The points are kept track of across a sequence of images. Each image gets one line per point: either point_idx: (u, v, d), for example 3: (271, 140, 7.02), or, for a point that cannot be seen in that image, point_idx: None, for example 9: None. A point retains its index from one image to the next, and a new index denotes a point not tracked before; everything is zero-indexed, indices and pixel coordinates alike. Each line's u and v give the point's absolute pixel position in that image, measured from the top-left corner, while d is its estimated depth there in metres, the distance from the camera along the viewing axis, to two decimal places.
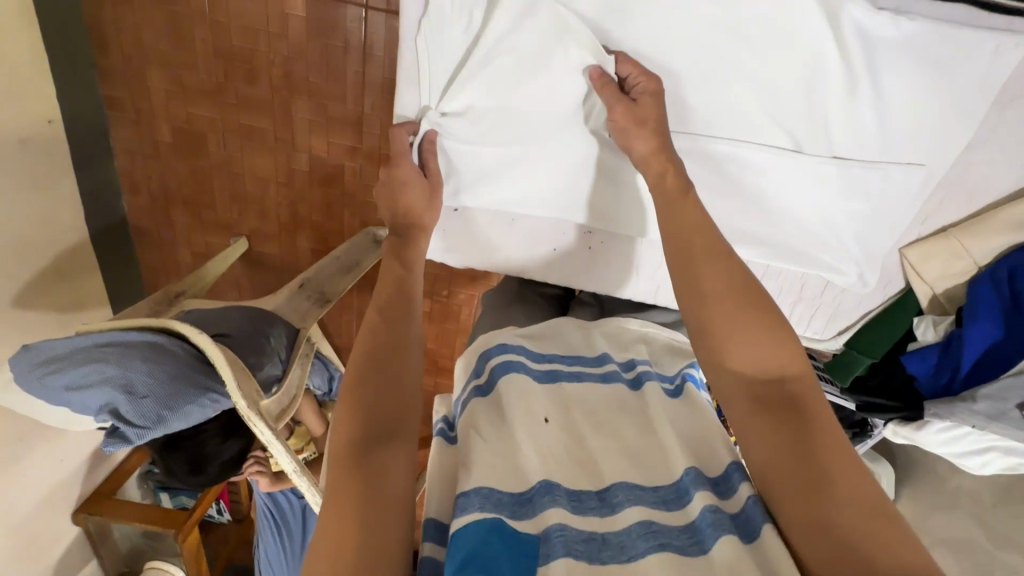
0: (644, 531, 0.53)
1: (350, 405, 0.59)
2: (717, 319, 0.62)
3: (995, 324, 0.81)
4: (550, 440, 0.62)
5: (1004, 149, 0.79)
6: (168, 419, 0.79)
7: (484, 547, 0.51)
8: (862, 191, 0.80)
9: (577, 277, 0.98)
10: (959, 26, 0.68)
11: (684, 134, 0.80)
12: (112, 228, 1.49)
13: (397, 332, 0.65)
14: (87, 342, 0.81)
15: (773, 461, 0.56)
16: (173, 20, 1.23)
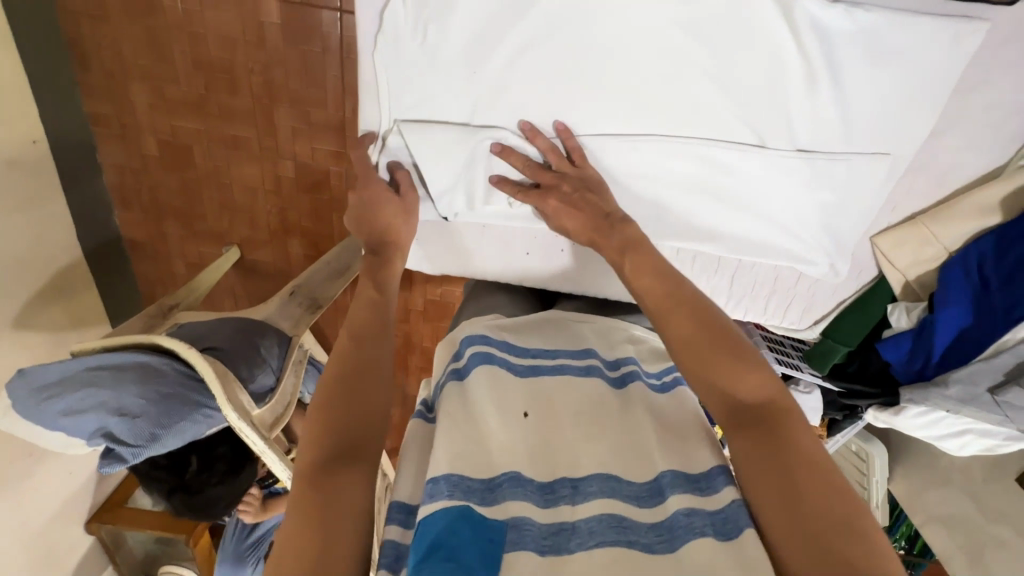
0: (615, 525, 0.55)
1: (319, 426, 0.61)
2: (681, 351, 0.64)
3: (966, 309, 0.82)
4: (525, 434, 0.64)
5: (982, 132, 0.78)
6: (162, 437, 0.81)
7: (451, 533, 0.53)
8: (829, 184, 0.80)
9: (553, 280, 0.95)
10: (916, 16, 0.68)
11: (653, 133, 0.80)
12: (106, 243, 1.51)
13: (372, 358, 0.66)
14: (80, 366, 0.83)
15: (760, 480, 0.56)
16: (151, 34, 1.23)
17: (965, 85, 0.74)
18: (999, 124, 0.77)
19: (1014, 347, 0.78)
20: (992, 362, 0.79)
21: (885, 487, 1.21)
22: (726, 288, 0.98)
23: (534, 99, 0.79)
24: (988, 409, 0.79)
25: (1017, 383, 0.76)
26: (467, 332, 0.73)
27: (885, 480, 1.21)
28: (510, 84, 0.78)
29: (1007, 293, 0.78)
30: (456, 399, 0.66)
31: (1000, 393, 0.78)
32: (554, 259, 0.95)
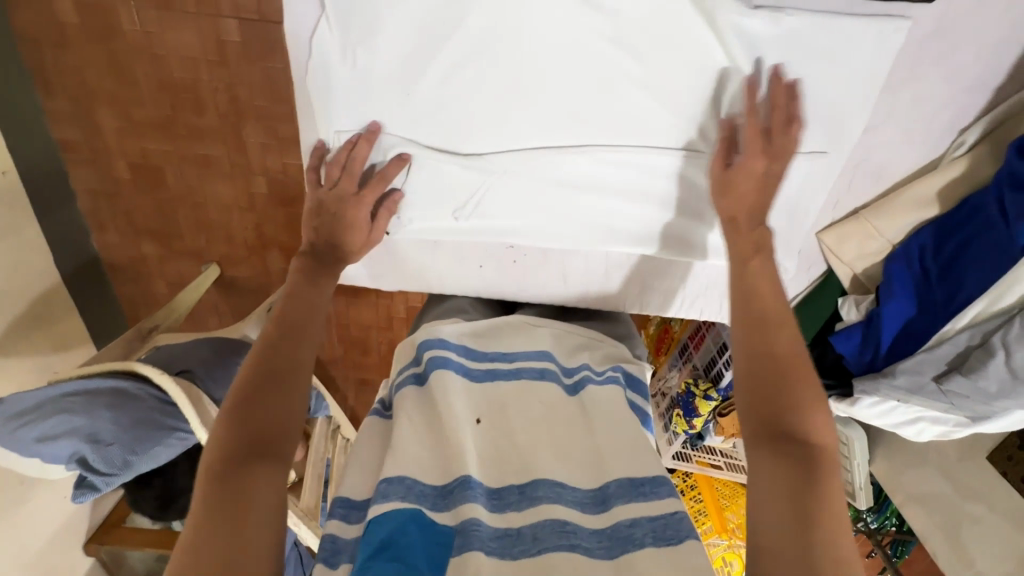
0: (558, 530, 0.58)
1: (230, 422, 0.59)
2: (753, 353, 0.61)
3: (910, 302, 0.85)
4: (480, 440, 0.67)
5: (925, 121, 0.79)
6: (134, 463, 0.83)
7: (401, 534, 0.56)
8: None
9: (508, 289, 0.94)
10: (836, 15, 0.68)
11: (592, 143, 0.79)
12: (84, 267, 1.51)
13: (296, 358, 0.65)
14: (54, 393, 0.83)
15: (769, 498, 0.53)
16: (114, 57, 1.23)
17: (904, 77, 0.75)
18: (937, 112, 0.78)
19: (954, 337, 0.79)
20: (934, 353, 0.80)
21: (867, 468, 1.23)
22: (681, 292, 0.98)
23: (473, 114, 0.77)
24: (935, 398, 0.80)
25: (959, 372, 0.77)
26: (424, 335, 0.75)
27: (866, 462, 1.23)
28: (448, 102, 0.76)
29: (944, 285, 0.81)
30: (413, 403, 0.70)
31: (944, 382, 0.79)
32: (506, 271, 0.93)
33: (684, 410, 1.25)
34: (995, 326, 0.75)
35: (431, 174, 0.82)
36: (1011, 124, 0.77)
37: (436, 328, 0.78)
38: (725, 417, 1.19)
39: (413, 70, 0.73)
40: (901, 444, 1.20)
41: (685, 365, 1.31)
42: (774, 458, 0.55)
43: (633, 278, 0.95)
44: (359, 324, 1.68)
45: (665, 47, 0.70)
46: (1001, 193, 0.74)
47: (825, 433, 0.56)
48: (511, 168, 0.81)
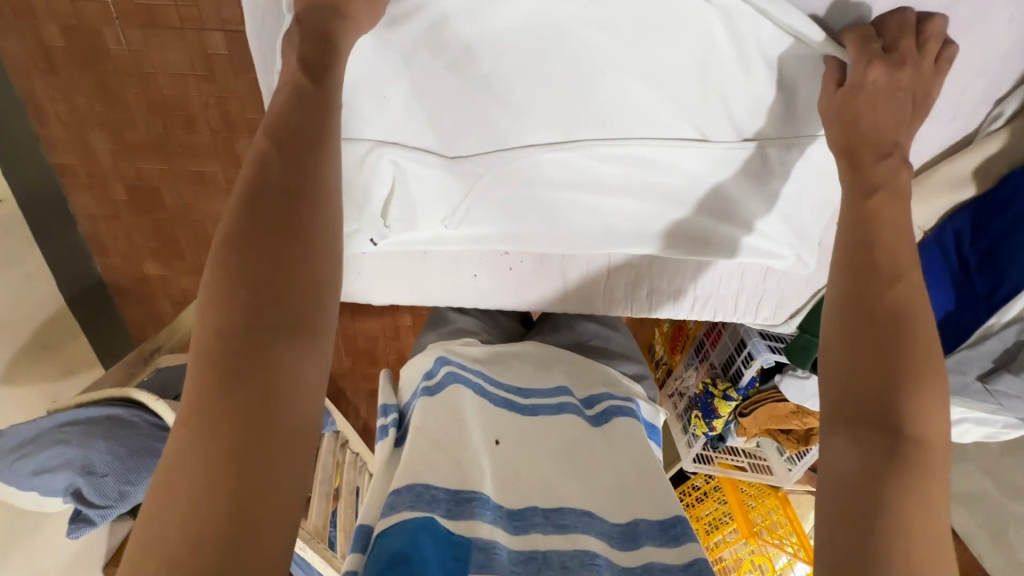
0: (588, 561, 0.55)
1: (234, 281, 0.46)
2: (860, 297, 0.52)
3: (951, 294, 0.83)
4: (501, 460, 0.65)
5: (951, 95, 0.73)
6: (131, 493, 0.79)
7: (412, 545, 0.51)
8: (785, 171, 0.75)
9: (506, 297, 0.93)
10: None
11: (585, 137, 0.74)
12: (89, 291, 1.50)
13: (315, 200, 0.50)
14: (50, 423, 0.82)
15: (835, 469, 0.47)
16: (102, 79, 1.21)
17: None
18: (964, 85, 0.72)
19: (999, 334, 0.83)
20: (977, 350, 0.84)
21: None
22: (688, 291, 0.93)
23: (456, 122, 0.73)
24: (979, 397, 0.85)
25: (1009, 370, 0.83)
26: (435, 356, 0.76)
27: None
28: (431, 104, 0.71)
29: (986, 276, 0.80)
30: (432, 408, 0.67)
31: (990, 382, 0.84)
32: (503, 279, 0.92)
33: (703, 412, 1.19)
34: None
35: (412, 181, 0.77)
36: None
37: (451, 348, 0.80)
38: (746, 417, 1.13)
39: (391, 68, 0.68)
40: None
41: (702, 364, 1.25)
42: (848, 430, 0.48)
43: (637, 281, 0.92)
44: (366, 335, 1.66)
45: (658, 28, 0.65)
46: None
47: (930, 425, 0.46)
48: (499, 170, 0.77)
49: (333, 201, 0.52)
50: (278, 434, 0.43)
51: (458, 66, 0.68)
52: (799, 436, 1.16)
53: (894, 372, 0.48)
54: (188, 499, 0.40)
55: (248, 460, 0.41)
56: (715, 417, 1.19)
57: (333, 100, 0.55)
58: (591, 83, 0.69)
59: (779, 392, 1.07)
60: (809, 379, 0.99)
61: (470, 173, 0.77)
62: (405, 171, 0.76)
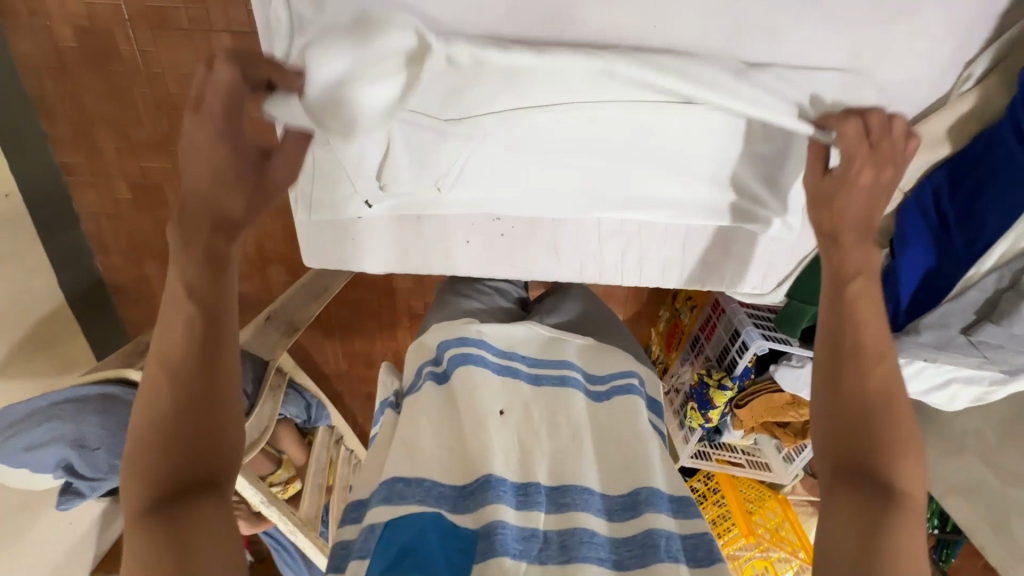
0: (586, 539, 0.64)
1: (139, 466, 0.56)
2: (847, 360, 0.62)
3: (929, 252, 0.80)
4: (507, 430, 0.73)
5: None
6: (123, 468, 0.80)
7: (421, 539, 0.62)
8: (768, 130, 0.77)
9: (499, 263, 0.96)
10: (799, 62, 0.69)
11: (569, 101, 0.73)
12: (90, 290, 1.51)
13: (203, 374, 0.59)
14: (42, 401, 0.81)
15: (836, 512, 0.58)
16: (111, 79, 1.25)
17: None
18: None
19: (980, 282, 0.76)
20: (960, 301, 0.78)
21: None
22: (677, 257, 0.94)
23: (419, 94, 0.74)
24: (966, 350, 0.79)
25: (991, 320, 0.76)
26: (437, 342, 0.81)
27: None
28: (388, 66, 0.72)
29: (964, 230, 0.76)
30: (448, 400, 0.75)
31: (973, 332, 0.78)
32: (494, 244, 0.94)
33: (698, 403, 1.17)
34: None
35: (400, 131, 0.77)
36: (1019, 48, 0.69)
37: (452, 328, 0.84)
38: (742, 408, 1.13)
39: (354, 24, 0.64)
40: (937, 429, 1.11)
41: (698, 358, 1.26)
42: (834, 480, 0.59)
43: (626, 248, 0.93)
44: (363, 336, 1.66)
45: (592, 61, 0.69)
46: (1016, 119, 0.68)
47: (909, 475, 0.58)
48: (485, 133, 0.77)
49: (220, 366, 0.60)
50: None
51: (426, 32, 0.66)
52: (796, 429, 1.15)
53: (867, 434, 0.59)
54: None
55: None
56: (710, 408, 1.17)
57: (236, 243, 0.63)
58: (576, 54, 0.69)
59: (774, 383, 1.08)
60: (804, 367, 1.00)
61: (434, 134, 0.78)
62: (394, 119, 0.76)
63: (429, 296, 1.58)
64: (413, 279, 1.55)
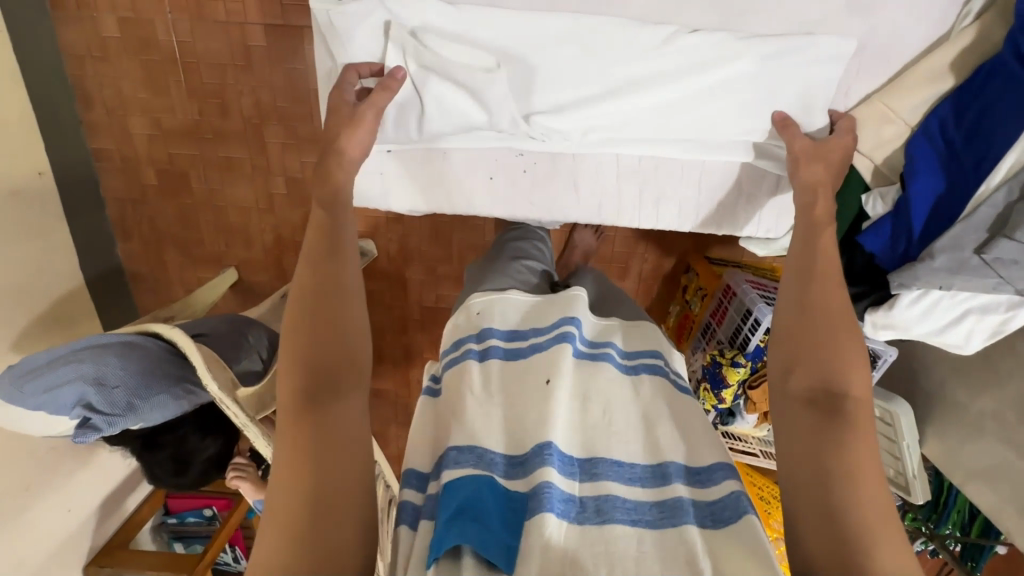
0: (619, 505, 0.63)
1: (294, 359, 0.67)
2: (806, 322, 0.65)
3: (938, 175, 0.79)
4: (549, 401, 0.69)
5: (924, 43, 0.80)
6: (139, 407, 0.79)
7: (477, 498, 0.62)
8: (774, 67, 0.82)
9: (522, 201, 0.99)
10: (787, 40, 0.80)
11: (600, 25, 0.80)
12: (108, 275, 1.54)
13: (335, 295, 0.70)
14: (65, 347, 0.83)
15: (800, 476, 0.58)
16: (148, 67, 1.32)
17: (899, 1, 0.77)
18: (934, 36, 0.80)
19: (990, 198, 0.73)
20: (973, 220, 0.73)
21: (918, 452, 1.16)
22: (695, 198, 0.96)
23: (470, 45, 0.83)
24: (979, 273, 0.73)
25: (1004, 234, 0.71)
26: (483, 326, 0.80)
27: (917, 444, 1.16)
28: (442, 24, 0.82)
29: (974, 151, 0.76)
30: (491, 375, 0.74)
31: (987, 251, 0.72)
32: (518, 181, 0.97)
33: (711, 382, 1.16)
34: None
35: (437, 56, 0.83)
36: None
37: (489, 311, 0.83)
38: (755, 389, 1.12)
39: None
40: (955, 415, 1.10)
41: (710, 344, 1.26)
42: (784, 401, 0.63)
43: (645, 188, 0.96)
44: (373, 329, 1.66)
45: (633, 26, 0.80)
46: (1015, 40, 0.72)
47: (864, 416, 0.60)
48: (518, 61, 0.84)
49: (347, 295, 0.70)
50: (335, 459, 0.62)
51: None
52: None
53: (823, 364, 0.62)
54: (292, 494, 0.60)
55: (322, 475, 0.61)
56: (723, 388, 1.16)
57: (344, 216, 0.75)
58: None
59: None
60: None
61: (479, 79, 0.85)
62: (429, 46, 0.83)
63: (440, 289, 1.59)
64: (425, 271, 1.57)
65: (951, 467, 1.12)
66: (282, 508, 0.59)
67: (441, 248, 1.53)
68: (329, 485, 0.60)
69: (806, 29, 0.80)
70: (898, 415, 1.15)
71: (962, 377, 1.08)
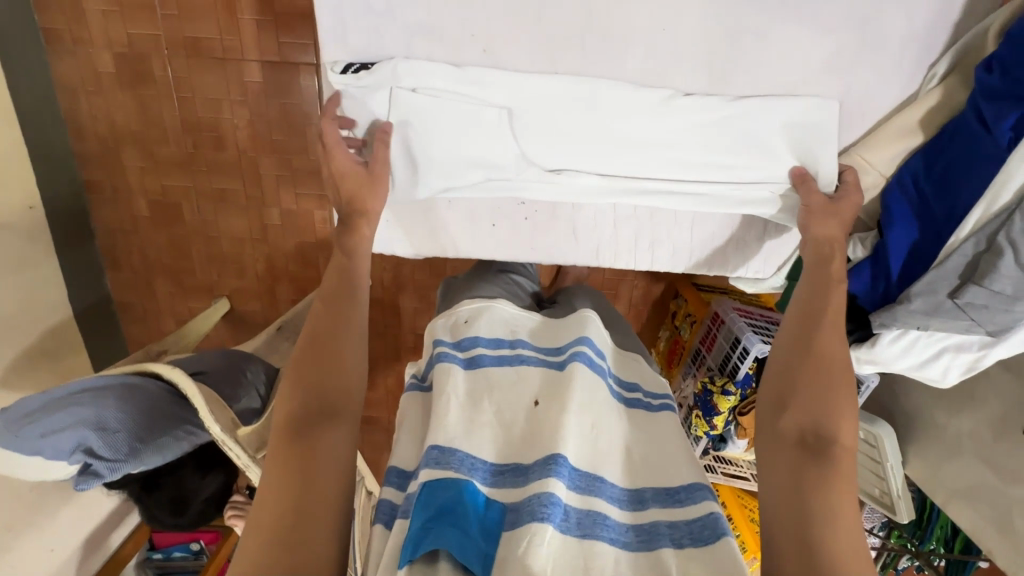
0: (599, 520, 0.64)
1: (295, 385, 0.70)
2: (807, 364, 0.69)
3: (913, 225, 0.84)
4: (535, 420, 0.71)
5: (893, 93, 0.86)
6: (143, 452, 0.79)
7: (457, 502, 0.62)
8: (756, 131, 0.87)
9: (523, 245, 1.02)
10: (770, 100, 0.86)
11: (599, 83, 0.85)
12: (96, 306, 1.52)
13: (341, 328, 0.74)
14: (61, 391, 0.82)
15: (779, 513, 0.61)
16: (142, 101, 1.33)
17: (870, 55, 0.82)
18: (903, 89, 0.85)
19: (960, 246, 0.77)
20: (945, 267, 0.78)
21: (901, 472, 1.19)
22: (687, 247, 1.02)
23: (475, 109, 0.86)
24: (955, 315, 0.78)
25: (974, 282, 0.75)
26: (475, 332, 0.80)
27: (900, 465, 1.19)
28: (444, 80, 0.85)
29: (943, 201, 0.81)
30: (478, 386, 0.74)
31: (960, 296, 0.77)
32: (519, 228, 1.01)
33: (703, 410, 1.19)
34: (997, 227, 0.75)
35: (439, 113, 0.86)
36: (976, 50, 0.80)
37: (476, 319, 0.82)
38: (745, 416, 1.15)
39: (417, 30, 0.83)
40: (933, 436, 1.14)
41: (700, 370, 1.29)
42: (774, 439, 0.66)
43: (640, 233, 1.01)
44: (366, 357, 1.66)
45: (631, 89, 0.85)
46: (977, 105, 0.76)
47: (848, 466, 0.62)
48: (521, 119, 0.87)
49: (351, 327, 0.74)
50: (321, 484, 0.63)
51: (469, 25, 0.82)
52: None
53: (815, 407, 0.65)
54: (274, 515, 0.61)
55: (305, 499, 0.62)
56: (714, 415, 1.19)
57: (356, 267, 0.80)
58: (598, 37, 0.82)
59: None
60: None
61: (492, 137, 0.88)
62: (427, 105, 0.85)
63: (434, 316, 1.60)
64: (418, 298, 1.58)
65: (933, 488, 1.15)
66: (261, 529, 0.60)
67: (434, 275, 1.55)
68: (310, 511, 0.61)
69: (784, 95, 0.86)
70: (881, 437, 1.18)
71: (940, 399, 1.13)
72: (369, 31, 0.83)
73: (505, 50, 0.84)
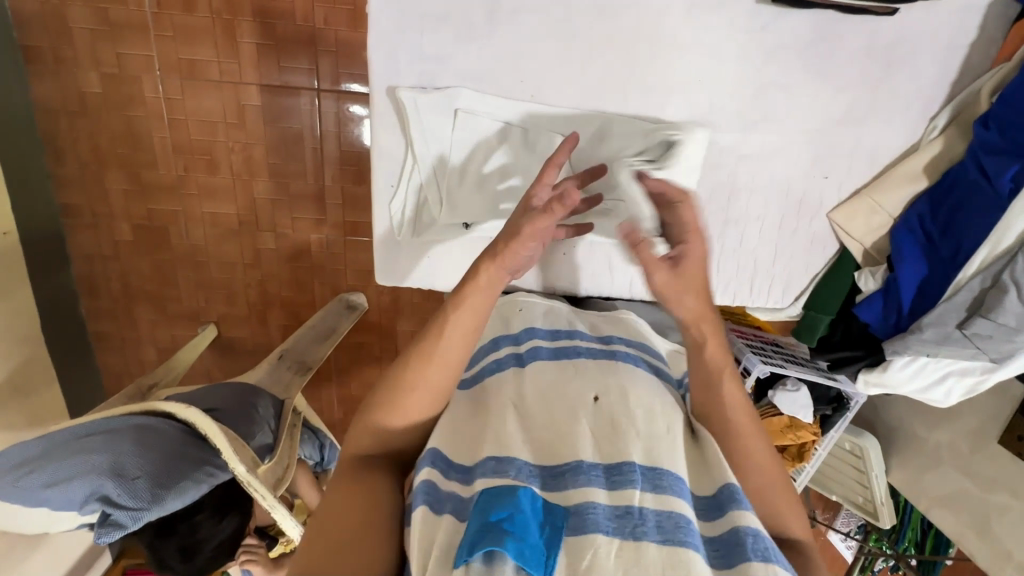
0: (682, 524, 0.56)
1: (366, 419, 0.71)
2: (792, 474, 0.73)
3: (922, 263, 0.93)
4: (602, 417, 0.66)
5: (892, 135, 0.93)
6: (164, 497, 0.74)
7: (514, 506, 0.56)
8: (762, 173, 0.96)
9: (560, 275, 1.03)
10: (786, 137, 0.93)
11: (639, 115, 0.90)
12: (69, 336, 1.42)
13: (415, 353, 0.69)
14: (65, 436, 0.77)
15: None
16: (130, 123, 1.28)
17: (872, 100, 0.90)
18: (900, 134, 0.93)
19: (968, 283, 0.86)
20: (954, 301, 0.87)
21: (884, 480, 1.27)
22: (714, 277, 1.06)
23: (532, 141, 0.89)
24: (963, 343, 0.87)
25: (981, 314, 0.84)
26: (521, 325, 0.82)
27: (883, 474, 1.27)
28: (484, 109, 0.87)
29: (947, 241, 0.90)
30: (530, 373, 0.72)
31: (969, 327, 0.86)
32: (556, 262, 1.02)
33: None
34: (1002, 266, 0.83)
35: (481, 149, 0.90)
36: (971, 107, 0.89)
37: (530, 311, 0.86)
38: None
39: (449, 69, 0.85)
40: (914, 446, 1.23)
41: None
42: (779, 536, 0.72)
43: None
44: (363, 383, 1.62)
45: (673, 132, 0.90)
46: (977, 158, 0.86)
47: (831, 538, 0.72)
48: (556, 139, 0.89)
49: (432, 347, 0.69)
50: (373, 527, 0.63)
51: (501, 58, 0.85)
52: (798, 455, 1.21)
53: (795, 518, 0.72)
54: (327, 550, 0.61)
55: (354, 537, 0.62)
56: None
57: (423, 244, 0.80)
58: (623, 79, 0.87)
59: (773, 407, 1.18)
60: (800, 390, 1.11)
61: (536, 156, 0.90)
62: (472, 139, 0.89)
63: None
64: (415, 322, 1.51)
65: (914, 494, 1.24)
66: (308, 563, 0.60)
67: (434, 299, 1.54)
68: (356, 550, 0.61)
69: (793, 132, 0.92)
70: (864, 447, 1.26)
71: (920, 412, 1.22)
72: (400, 67, 0.84)
73: (540, 88, 0.87)
